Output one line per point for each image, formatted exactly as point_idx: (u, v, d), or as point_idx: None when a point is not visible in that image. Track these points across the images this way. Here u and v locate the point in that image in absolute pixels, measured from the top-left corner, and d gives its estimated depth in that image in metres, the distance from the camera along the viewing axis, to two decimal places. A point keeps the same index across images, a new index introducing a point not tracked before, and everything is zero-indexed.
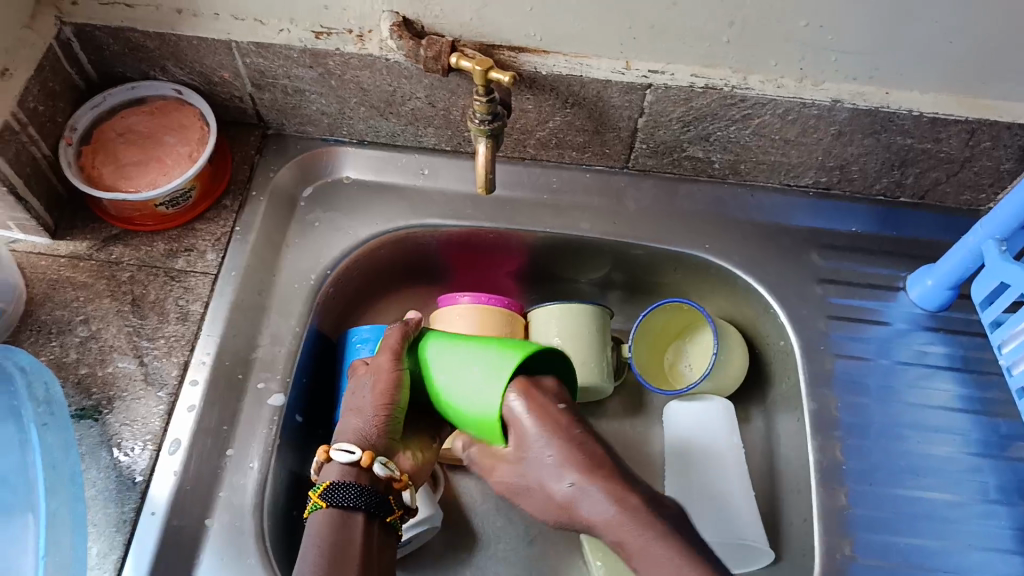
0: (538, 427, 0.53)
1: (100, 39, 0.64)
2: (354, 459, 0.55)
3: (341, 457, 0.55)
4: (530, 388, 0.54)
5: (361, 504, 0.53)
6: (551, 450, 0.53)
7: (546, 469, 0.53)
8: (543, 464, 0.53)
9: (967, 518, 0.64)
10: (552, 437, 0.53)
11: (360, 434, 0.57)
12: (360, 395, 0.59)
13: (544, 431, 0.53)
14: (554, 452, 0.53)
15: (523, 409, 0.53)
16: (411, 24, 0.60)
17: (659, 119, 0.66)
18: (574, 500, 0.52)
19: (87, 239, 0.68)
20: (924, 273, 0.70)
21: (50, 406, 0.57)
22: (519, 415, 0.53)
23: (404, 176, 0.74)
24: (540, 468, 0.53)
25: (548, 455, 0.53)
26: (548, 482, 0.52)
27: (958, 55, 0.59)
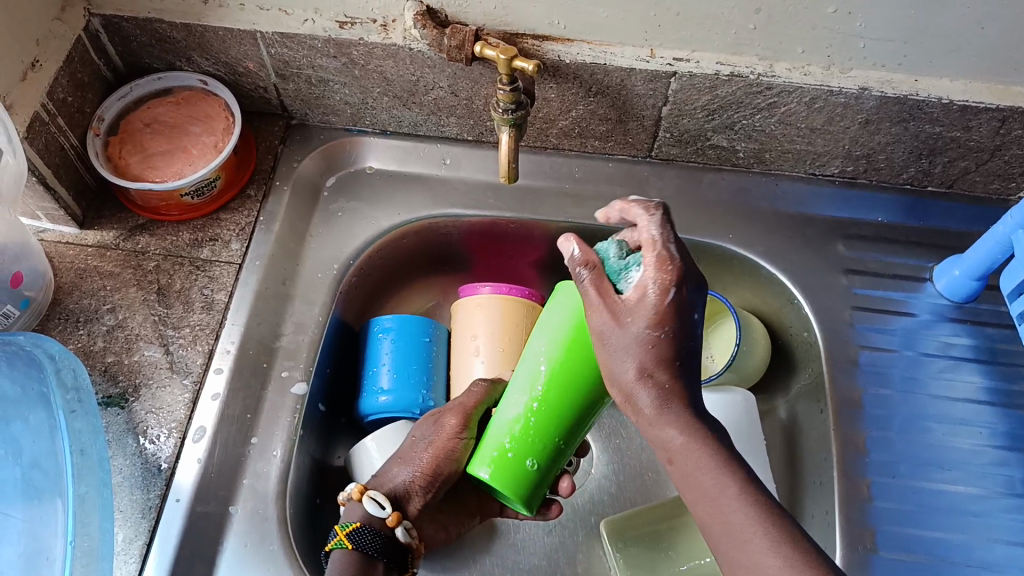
0: (661, 311, 0.42)
1: (127, 30, 0.65)
2: (383, 514, 0.56)
3: (371, 509, 0.56)
4: (675, 265, 0.42)
5: (379, 553, 0.55)
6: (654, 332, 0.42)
7: (637, 352, 0.43)
8: (637, 344, 0.43)
9: (992, 511, 0.63)
10: (665, 327, 0.42)
11: (395, 492, 0.58)
12: (414, 446, 0.59)
13: (658, 319, 0.42)
14: (653, 339, 0.43)
15: (654, 274, 0.42)
16: (435, 13, 0.60)
17: (683, 108, 0.66)
18: (632, 400, 0.44)
19: (113, 229, 0.68)
20: (951, 263, 0.69)
21: (78, 393, 0.57)
22: (652, 281, 0.42)
23: (426, 167, 0.74)
24: (621, 350, 0.43)
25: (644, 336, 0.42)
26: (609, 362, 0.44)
27: (990, 42, 0.58)
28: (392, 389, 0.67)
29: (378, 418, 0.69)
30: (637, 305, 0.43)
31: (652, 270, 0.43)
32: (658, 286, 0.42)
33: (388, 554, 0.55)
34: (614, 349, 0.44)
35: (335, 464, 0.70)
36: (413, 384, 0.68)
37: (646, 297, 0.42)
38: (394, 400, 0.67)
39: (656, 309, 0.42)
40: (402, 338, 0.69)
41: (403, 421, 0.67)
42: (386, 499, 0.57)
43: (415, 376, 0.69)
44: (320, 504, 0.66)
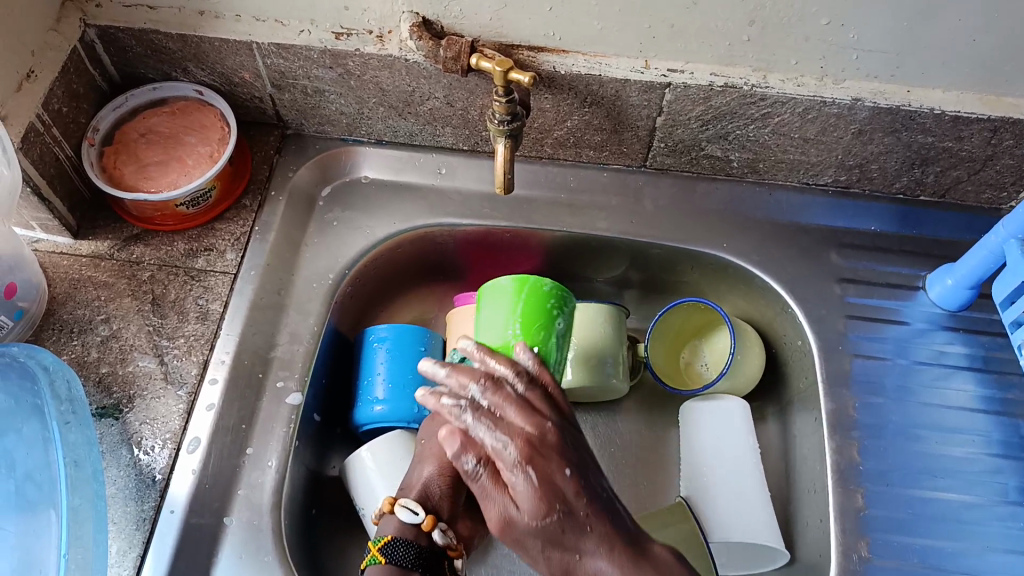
0: (538, 489, 0.48)
1: (123, 41, 0.65)
2: (416, 520, 0.55)
3: (403, 517, 0.55)
4: (541, 427, 0.52)
5: (414, 565, 0.53)
6: (545, 513, 0.48)
7: (540, 528, 0.48)
8: (535, 528, 0.48)
9: (986, 519, 0.63)
10: (549, 501, 0.48)
11: (424, 492, 0.57)
12: (426, 446, 0.60)
13: (540, 499, 0.48)
14: (546, 519, 0.48)
15: (511, 460, 0.49)
16: (430, 24, 0.61)
17: (678, 118, 0.66)
18: (569, 567, 0.49)
19: (108, 239, 0.68)
20: (944, 272, 0.70)
21: (73, 405, 0.56)
22: (516, 467, 0.49)
23: (422, 177, 0.74)
24: (535, 533, 0.48)
25: (537, 519, 0.48)
26: (538, 560, 0.50)
27: (981, 54, 0.59)
28: (386, 399, 0.67)
29: (372, 428, 0.69)
30: (518, 492, 0.49)
31: (503, 455, 0.50)
32: (515, 466, 0.49)
33: (424, 566, 0.54)
34: (528, 547, 0.49)
35: (330, 474, 0.70)
36: (408, 394, 0.68)
37: (517, 477, 0.49)
38: (389, 410, 0.67)
39: (531, 483, 0.48)
40: (397, 348, 0.69)
41: (396, 430, 0.67)
42: (418, 505, 0.56)
43: (409, 386, 0.69)
44: (313, 514, 0.66)
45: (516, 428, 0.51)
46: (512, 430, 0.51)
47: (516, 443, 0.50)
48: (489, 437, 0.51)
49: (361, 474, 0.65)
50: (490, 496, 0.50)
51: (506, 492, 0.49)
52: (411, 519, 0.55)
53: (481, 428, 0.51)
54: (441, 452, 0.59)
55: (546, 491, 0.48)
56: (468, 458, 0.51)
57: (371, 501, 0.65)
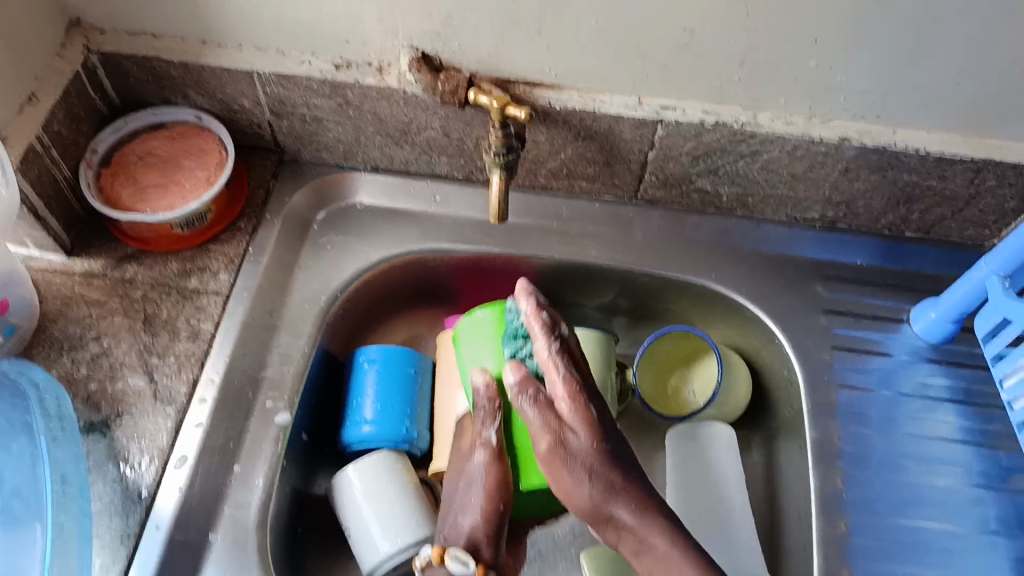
0: (591, 422, 0.58)
1: (126, 67, 0.66)
2: (467, 570, 0.56)
3: (454, 568, 0.56)
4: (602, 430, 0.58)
5: None
6: (596, 444, 0.57)
7: (589, 460, 0.57)
8: (586, 456, 0.57)
9: (969, 549, 0.65)
10: (599, 435, 0.58)
11: (472, 543, 0.58)
12: (466, 496, 0.59)
13: (592, 433, 0.57)
14: (596, 449, 0.57)
15: (570, 394, 0.58)
16: (430, 59, 0.62)
17: (669, 152, 0.67)
18: (601, 508, 0.57)
19: (102, 257, 0.69)
20: (928, 306, 0.71)
21: (61, 421, 0.57)
22: (576, 400, 0.58)
23: (416, 203, 0.75)
24: (578, 466, 0.56)
25: (589, 447, 0.57)
26: (577, 491, 0.56)
27: (965, 99, 0.60)
28: (375, 420, 0.68)
29: (360, 449, 0.69)
30: (574, 449, 0.57)
31: (571, 420, 0.57)
32: (577, 405, 0.58)
33: None
34: (571, 473, 0.56)
35: (316, 493, 0.70)
36: (397, 415, 0.69)
37: (576, 408, 0.57)
38: (377, 431, 0.68)
39: (586, 417, 0.57)
40: (386, 369, 0.70)
41: (384, 450, 0.68)
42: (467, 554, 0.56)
43: (398, 407, 0.70)
44: (298, 532, 0.67)
45: (586, 413, 0.58)
46: (581, 412, 0.58)
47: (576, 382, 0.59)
48: (558, 399, 0.58)
49: (348, 496, 0.66)
50: (547, 424, 0.57)
51: (564, 423, 0.57)
52: (460, 569, 0.56)
53: (557, 361, 0.58)
54: (485, 504, 0.58)
55: (594, 429, 0.58)
56: (525, 395, 0.58)
57: (358, 522, 0.65)
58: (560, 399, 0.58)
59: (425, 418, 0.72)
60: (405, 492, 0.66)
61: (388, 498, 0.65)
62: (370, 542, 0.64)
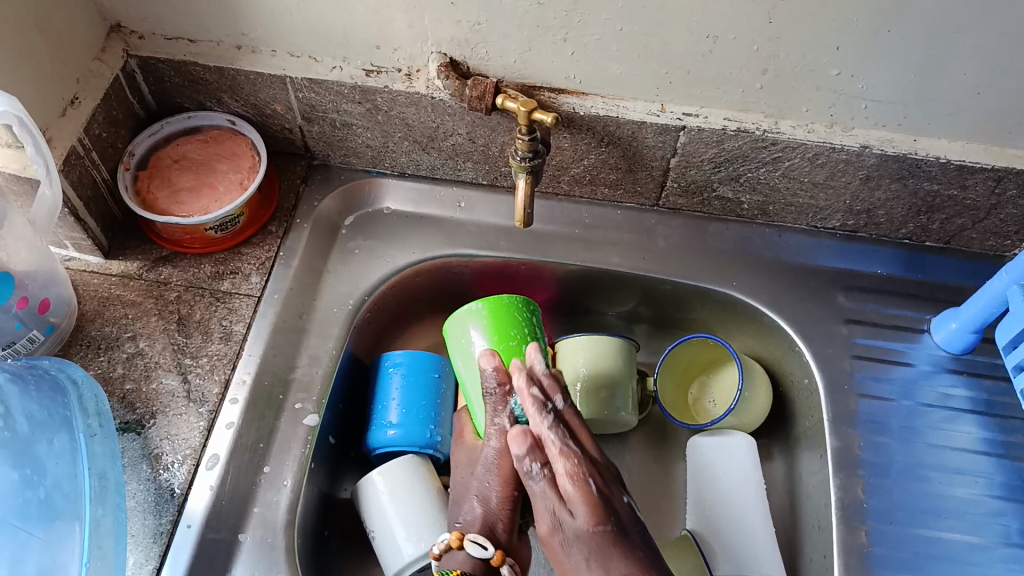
0: (589, 500, 0.51)
1: (162, 71, 0.68)
2: (487, 555, 0.56)
3: (473, 551, 0.56)
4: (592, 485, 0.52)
5: None
6: (597, 525, 0.51)
7: (590, 543, 0.51)
8: (587, 537, 0.51)
9: (989, 561, 0.64)
10: (600, 514, 0.51)
11: (488, 524, 0.58)
12: (482, 481, 0.60)
13: (593, 512, 0.51)
14: (597, 530, 0.51)
15: (572, 469, 0.52)
16: (458, 65, 0.64)
17: (691, 160, 0.68)
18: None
19: (137, 259, 0.71)
20: (948, 317, 0.71)
21: (100, 418, 0.59)
22: (575, 474, 0.52)
23: (442, 209, 0.77)
24: (580, 546, 0.51)
25: (590, 530, 0.51)
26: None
27: (986, 108, 0.61)
28: (400, 424, 0.69)
29: (385, 452, 0.70)
30: (569, 501, 0.52)
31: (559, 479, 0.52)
32: (574, 484, 0.52)
33: None
34: (572, 556, 0.51)
35: (341, 497, 0.71)
36: (421, 419, 0.70)
37: (575, 485, 0.52)
38: (402, 435, 0.69)
39: (586, 495, 0.52)
40: (412, 374, 0.71)
41: (408, 455, 0.69)
42: (487, 540, 0.57)
43: (423, 412, 0.70)
44: (324, 534, 0.67)
45: (576, 475, 0.52)
46: (571, 473, 0.52)
47: (579, 457, 0.53)
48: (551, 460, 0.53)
49: (373, 498, 0.66)
50: (549, 500, 0.52)
51: (563, 504, 0.52)
52: (478, 553, 0.56)
53: (553, 438, 0.54)
54: (501, 487, 0.59)
55: (597, 506, 0.51)
56: (534, 463, 0.53)
57: (382, 524, 0.66)
58: (557, 482, 0.53)
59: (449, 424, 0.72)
60: (429, 497, 0.67)
61: (414, 500, 0.66)
62: (393, 543, 0.65)
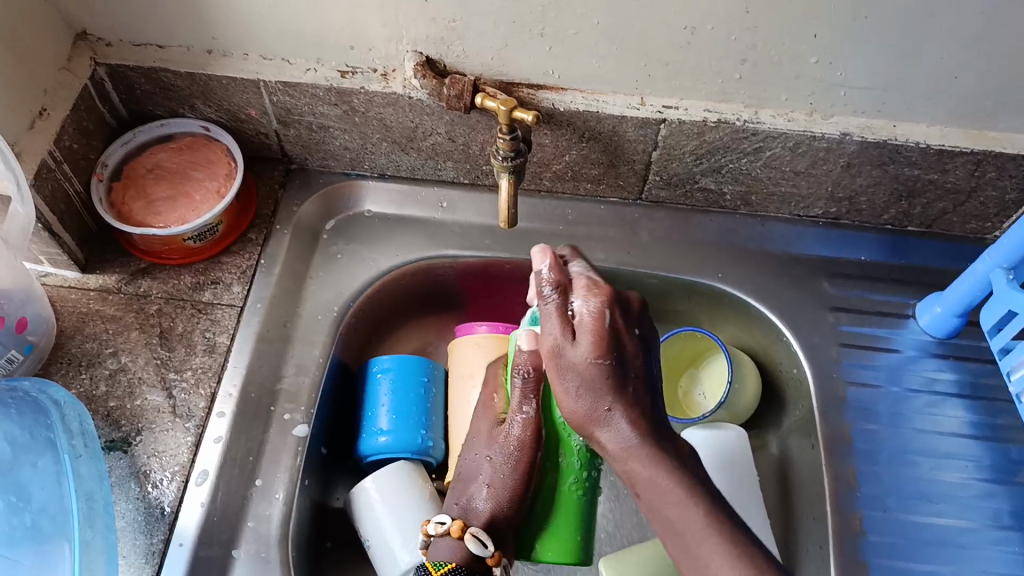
0: (598, 334, 0.54)
1: (133, 79, 0.67)
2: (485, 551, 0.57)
3: (473, 547, 0.57)
4: (554, 306, 0.56)
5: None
6: (596, 360, 0.54)
7: (583, 375, 0.54)
8: (585, 371, 0.54)
9: (981, 544, 0.65)
10: (605, 352, 0.54)
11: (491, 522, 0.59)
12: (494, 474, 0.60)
13: (594, 346, 0.54)
14: (597, 363, 0.54)
15: (596, 302, 0.55)
16: (434, 64, 0.63)
17: (673, 152, 0.68)
18: (594, 423, 0.55)
19: (115, 273, 0.69)
20: (933, 300, 0.71)
21: (84, 437, 0.57)
22: (592, 311, 0.55)
23: (423, 210, 0.76)
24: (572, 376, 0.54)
25: (589, 363, 0.54)
26: (567, 398, 0.55)
27: (962, 92, 0.61)
28: (390, 430, 0.68)
29: (377, 459, 0.69)
30: (551, 324, 0.56)
31: (541, 277, 0.57)
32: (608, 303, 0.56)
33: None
34: (565, 380, 0.55)
35: (334, 505, 0.70)
36: (410, 425, 0.69)
37: (578, 327, 0.55)
38: (393, 441, 0.68)
39: (596, 345, 0.54)
40: (401, 380, 0.70)
41: (401, 461, 0.68)
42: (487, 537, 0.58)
43: (413, 417, 0.69)
44: (317, 544, 0.67)
45: (554, 301, 0.56)
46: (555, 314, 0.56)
47: (601, 330, 0.54)
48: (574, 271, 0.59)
49: (367, 507, 0.66)
50: (552, 323, 0.56)
51: (569, 333, 0.55)
52: (477, 549, 0.57)
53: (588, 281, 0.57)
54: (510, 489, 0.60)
55: (589, 391, 0.54)
56: (548, 284, 0.56)
57: (377, 533, 0.65)
58: (564, 383, 0.54)
59: (440, 428, 0.72)
60: (423, 505, 0.66)
61: (411, 509, 0.66)
62: (390, 554, 0.64)
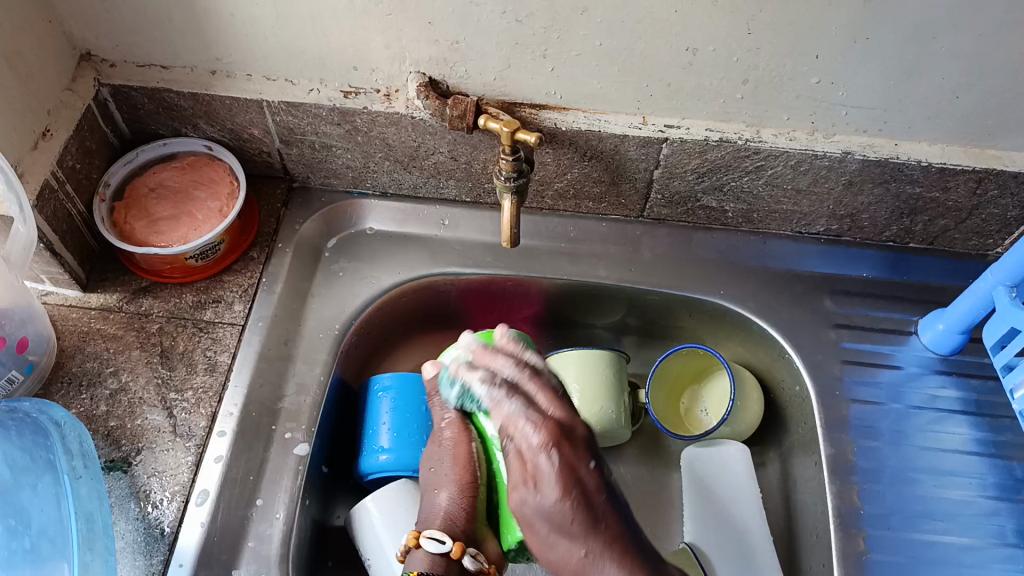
0: (559, 482, 0.59)
1: (136, 99, 0.67)
2: (445, 546, 0.60)
3: (431, 546, 0.60)
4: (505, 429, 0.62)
5: None
6: (560, 504, 0.58)
7: (551, 514, 0.59)
8: (551, 513, 0.59)
9: (986, 562, 0.64)
10: (565, 490, 0.59)
11: (448, 517, 0.63)
12: (439, 470, 0.65)
13: (558, 490, 0.59)
14: (558, 506, 0.59)
15: (540, 442, 0.60)
16: (437, 84, 0.63)
17: (675, 171, 0.68)
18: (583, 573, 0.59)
19: (117, 292, 0.69)
20: (935, 317, 0.71)
21: (84, 459, 0.57)
22: (541, 450, 0.60)
23: (425, 228, 0.76)
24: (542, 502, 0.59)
25: (554, 508, 0.59)
26: (545, 547, 0.60)
27: (964, 111, 0.61)
28: (392, 448, 0.68)
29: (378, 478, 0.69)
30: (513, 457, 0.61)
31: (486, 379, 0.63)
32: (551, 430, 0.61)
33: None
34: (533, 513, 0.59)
35: (334, 524, 0.70)
36: (411, 443, 0.69)
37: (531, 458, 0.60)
38: (395, 460, 0.68)
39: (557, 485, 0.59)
40: (402, 398, 0.70)
41: (402, 480, 0.68)
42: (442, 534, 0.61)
43: (414, 435, 0.70)
44: (318, 563, 0.66)
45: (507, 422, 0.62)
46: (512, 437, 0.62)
47: (547, 471, 0.59)
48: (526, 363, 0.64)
49: (368, 527, 0.65)
50: (518, 476, 0.60)
51: (525, 469, 0.60)
52: (435, 547, 0.60)
53: (527, 414, 0.61)
54: (458, 475, 0.64)
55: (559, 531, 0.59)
56: (490, 397, 0.62)
57: (378, 553, 0.65)
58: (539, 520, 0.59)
59: None
60: None
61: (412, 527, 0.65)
62: (389, 570, 0.64)
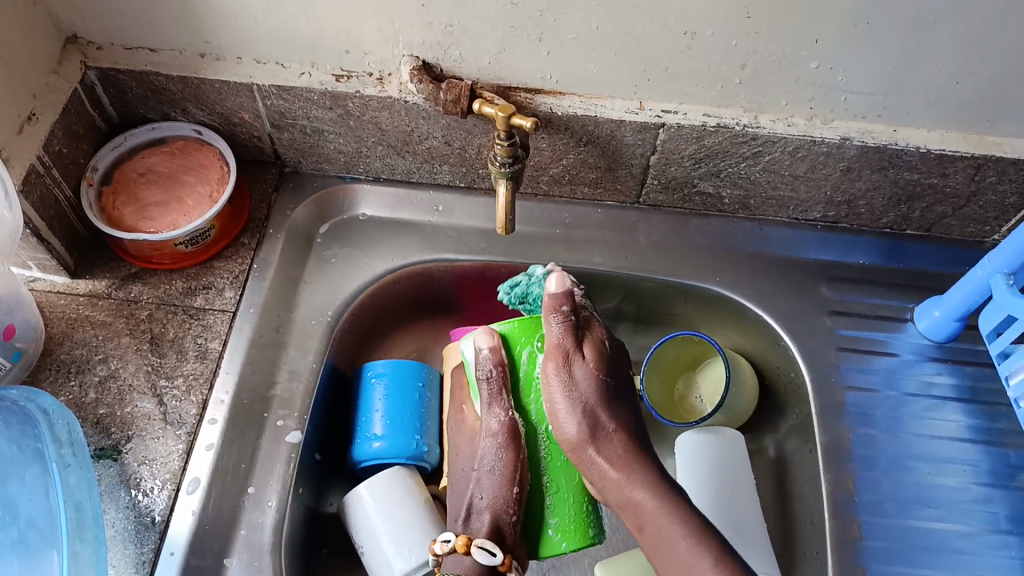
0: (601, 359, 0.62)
1: (123, 82, 0.65)
2: (495, 560, 0.58)
3: (481, 558, 0.58)
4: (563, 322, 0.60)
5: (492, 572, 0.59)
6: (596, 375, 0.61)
7: (586, 392, 0.60)
8: (585, 385, 0.60)
9: (979, 550, 0.65)
10: (601, 370, 0.62)
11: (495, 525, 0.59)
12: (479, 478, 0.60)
13: (595, 370, 0.61)
14: (597, 379, 0.61)
15: (592, 333, 0.62)
16: (430, 67, 0.62)
17: (671, 156, 0.67)
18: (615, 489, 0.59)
19: (105, 278, 0.68)
20: (932, 304, 0.71)
21: (73, 447, 0.56)
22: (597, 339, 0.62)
23: (418, 214, 0.75)
24: (575, 395, 0.60)
25: (591, 377, 0.60)
26: (565, 419, 0.60)
27: (965, 97, 0.61)
28: (386, 436, 0.68)
29: (372, 464, 0.69)
30: (561, 339, 0.60)
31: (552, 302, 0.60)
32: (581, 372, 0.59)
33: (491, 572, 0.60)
34: (568, 396, 0.60)
35: (327, 511, 0.70)
36: (406, 430, 0.68)
37: (590, 343, 0.62)
38: (389, 447, 0.67)
39: (596, 366, 0.61)
40: (395, 384, 0.70)
41: (396, 466, 0.67)
42: (493, 544, 0.59)
43: (408, 422, 0.69)
44: (310, 550, 0.66)
45: (562, 325, 0.60)
46: (563, 337, 0.60)
47: (602, 353, 0.62)
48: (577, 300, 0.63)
49: (361, 515, 0.65)
50: (571, 386, 0.60)
51: (575, 350, 0.60)
52: (485, 559, 0.58)
53: (587, 330, 0.62)
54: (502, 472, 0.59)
55: (584, 410, 0.60)
56: (558, 309, 0.60)
57: (370, 540, 0.64)
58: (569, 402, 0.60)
59: (435, 433, 0.71)
60: (415, 510, 0.66)
61: (404, 512, 0.65)
62: (383, 560, 0.63)
